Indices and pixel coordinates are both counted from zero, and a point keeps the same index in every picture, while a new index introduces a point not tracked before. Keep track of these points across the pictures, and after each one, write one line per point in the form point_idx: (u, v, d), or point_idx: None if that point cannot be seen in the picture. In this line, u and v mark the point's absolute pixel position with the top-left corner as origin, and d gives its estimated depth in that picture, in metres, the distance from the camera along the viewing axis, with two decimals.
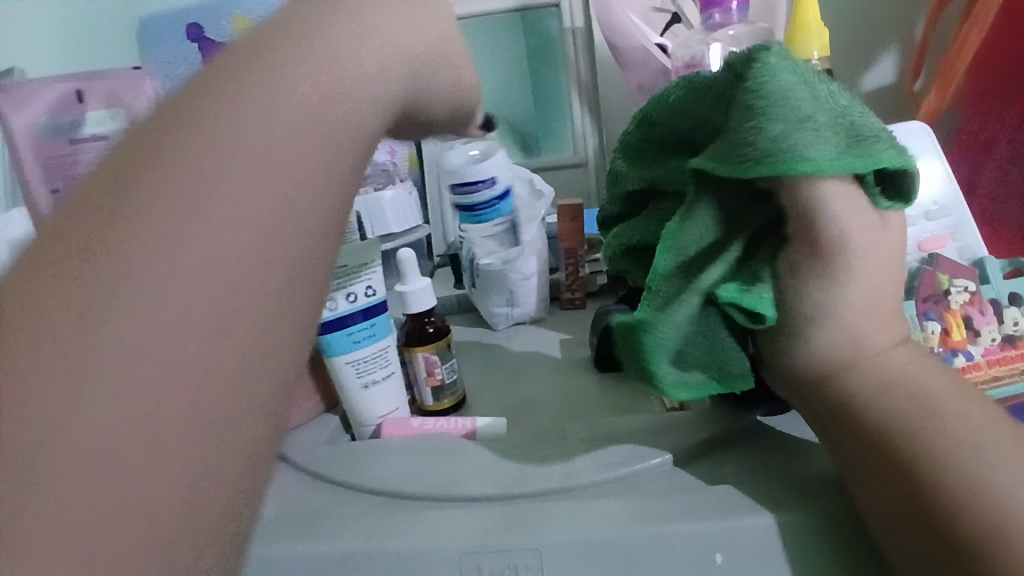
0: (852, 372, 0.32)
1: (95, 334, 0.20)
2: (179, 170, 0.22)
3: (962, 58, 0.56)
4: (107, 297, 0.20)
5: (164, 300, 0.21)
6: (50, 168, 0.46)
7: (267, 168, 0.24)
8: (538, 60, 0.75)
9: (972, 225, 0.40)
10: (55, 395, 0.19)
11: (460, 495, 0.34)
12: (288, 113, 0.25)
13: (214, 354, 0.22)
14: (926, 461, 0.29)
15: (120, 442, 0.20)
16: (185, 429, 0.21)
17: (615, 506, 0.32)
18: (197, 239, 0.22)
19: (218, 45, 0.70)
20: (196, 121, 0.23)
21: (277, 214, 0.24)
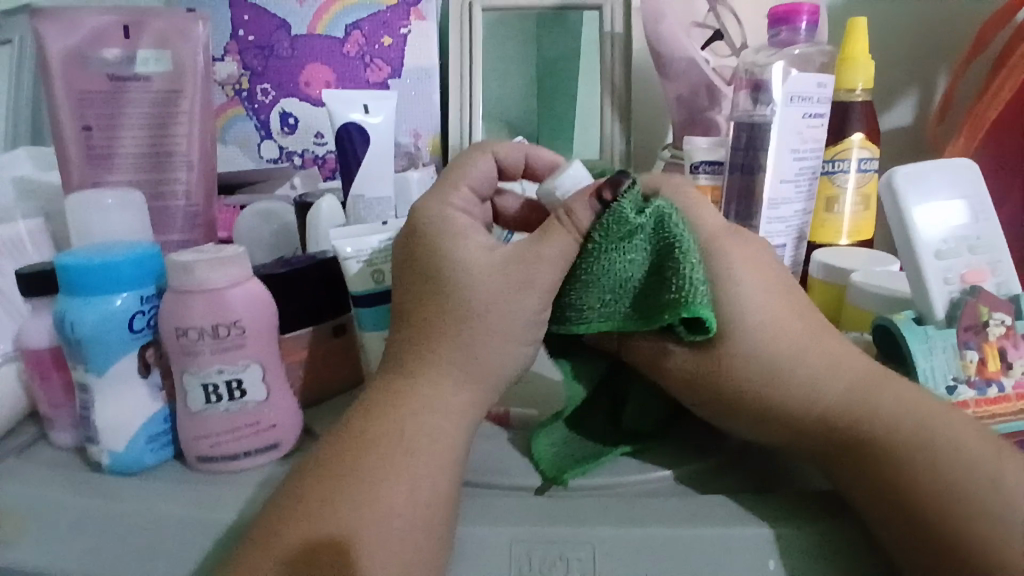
0: (866, 402, 0.31)
1: (370, 460, 0.30)
2: (423, 313, 0.33)
3: (992, 108, 0.56)
4: (377, 423, 0.31)
5: (410, 418, 0.31)
6: (87, 104, 0.46)
7: (475, 295, 0.32)
8: (579, 60, 0.74)
9: (1009, 263, 0.42)
10: (333, 482, 0.29)
11: (506, 482, 0.34)
12: (457, 228, 0.33)
13: (430, 435, 0.31)
14: (923, 484, 0.29)
15: (373, 503, 0.29)
16: (405, 478, 0.29)
17: (666, 506, 0.32)
18: (439, 370, 0.32)
19: (258, 11, 0.75)
20: (422, 249, 0.33)
21: (486, 334, 0.32)
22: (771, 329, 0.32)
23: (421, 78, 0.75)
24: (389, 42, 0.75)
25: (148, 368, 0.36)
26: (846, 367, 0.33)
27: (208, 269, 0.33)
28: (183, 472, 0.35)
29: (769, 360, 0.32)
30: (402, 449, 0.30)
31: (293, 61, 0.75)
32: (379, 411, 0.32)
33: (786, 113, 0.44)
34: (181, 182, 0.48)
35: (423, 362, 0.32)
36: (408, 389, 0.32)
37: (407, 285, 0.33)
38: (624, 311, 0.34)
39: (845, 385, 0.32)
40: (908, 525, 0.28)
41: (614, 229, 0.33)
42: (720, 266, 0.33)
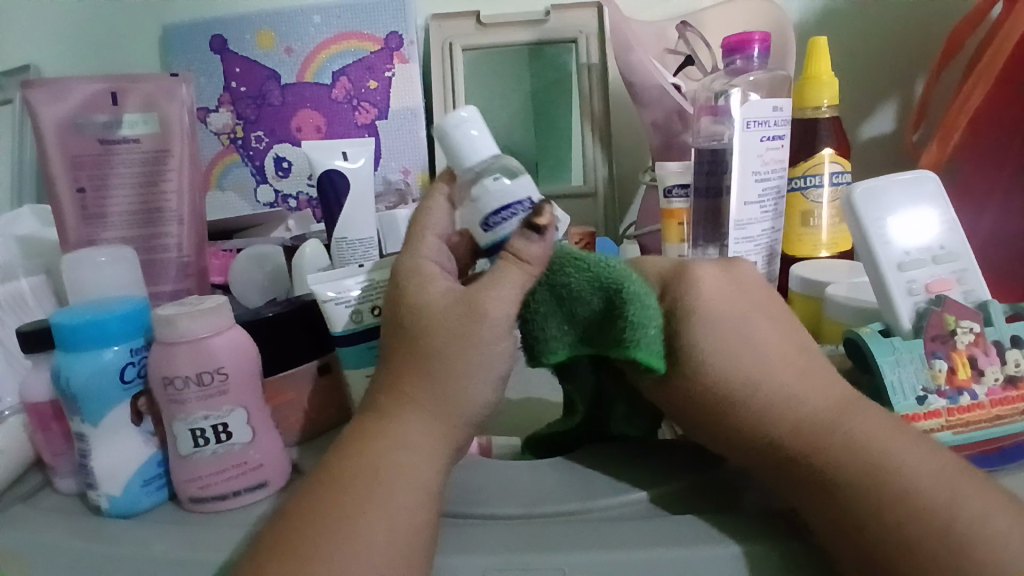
0: (811, 427, 0.32)
1: (348, 493, 0.31)
2: (397, 359, 0.35)
3: (961, 116, 0.57)
4: (351, 459, 0.33)
5: (384, 453, 0.33)
6: (83, 167, 0.48)
7: (439, 339, 0.34)
8: (557, 91, 0.76)
9: (975, 271, 0.42)
10: (314, 514, 0.30)
11: (484, 512, 0.34)
12: (413, 280, 0.36)
13: (405, 470, 0.32)
14: (866, 503, 0.29)
15: (347, 532, 0.30)
16: (380, 509, 0.31)
17: (635, 529, 0.32)
18: (413, 410, 0.34)
19: (248, 64, 0.78)
20: (391, 302, 0.36)
21: (449, 375, 0.34)
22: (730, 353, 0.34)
23: (407, 118, 0.78)
24: (374, 86, 0.78)
25: (140, 415, 0.37)
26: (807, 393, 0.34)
27: (191, 320, 0.35)
28: (175, 514, 0.37)
29: (725, 382, 0.34)
30: (380, 481, 0.31)
31: (284, 109, 0.78)
32: (356, 448, 0.33)
33: (746, 137, 0.45)
34: (172, 235, 0.50)
35: (394, 398, 0.34)
36: (382, 428, 0.34)
37: (387, 328, 0.36)
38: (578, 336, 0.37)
39: (796, 409, 0.33)
40: (844, 538, 0.30)
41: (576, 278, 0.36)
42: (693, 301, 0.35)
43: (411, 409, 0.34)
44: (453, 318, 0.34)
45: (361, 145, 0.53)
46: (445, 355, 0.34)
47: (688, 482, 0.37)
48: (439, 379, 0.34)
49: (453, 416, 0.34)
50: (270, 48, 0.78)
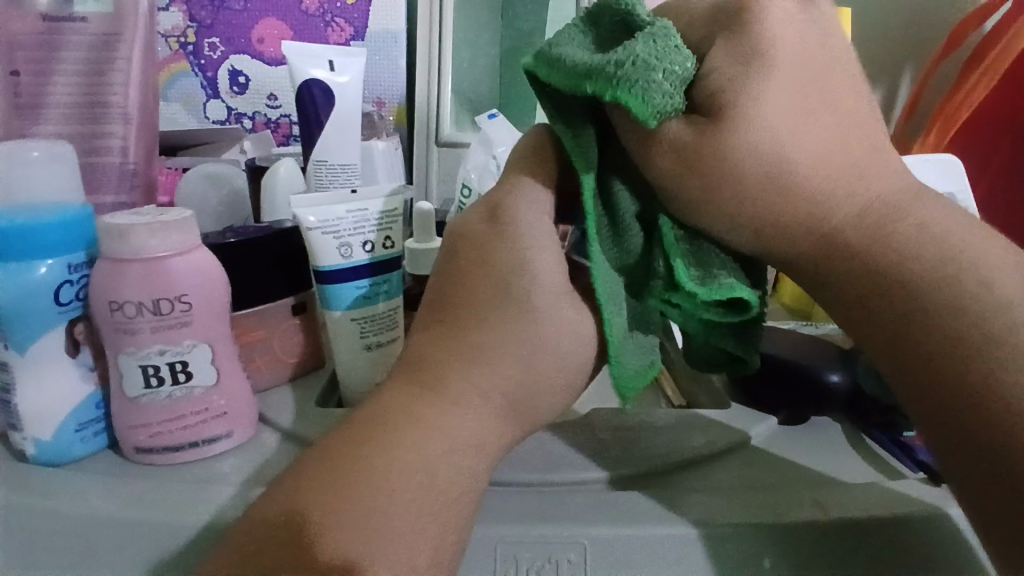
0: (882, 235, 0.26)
1: (398, 476, 0.25)
2: (476, 324, 0.28)
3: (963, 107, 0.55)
4: (402, 435, 0.26)
5: (445, 437, 0.27)
6: (16, 46, 0.40)
7: (541, 315, 0.28)
8: None
9: None
10: (354, 499, 0.25)
11: (491, 478, 0.31)
12: (519, 234, 0.29)
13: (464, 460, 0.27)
14: (939, 337, 0.25)
15: (395, 525, 0.24)
16: (433, 501, 0.25)
17: (656, 500, 0.30)
18: (489, 391, 0.28)
19: None
20: (486, 251, 0.29)
21: (539, 361, 0.28)
22: (772, 156, 0.26)
23: (387, 42, 0.71)
24: (352, 1, 0.70)
25: (77, 346, 0.31)
26: (849, 181, 0.27)
27: (148, 234, 0.29)
28: (114, 465, 0.31)
29: (784, 188, 0.26)
30: (436, 469, 0.26)
31: (246, 15, 0.69)
32: (408, 423, 0.26)
33: None
34: (117, 137, 0.42)
35: (468, 377, 0.28)
36: (445, 402, 0.27)
37: (472, 287, 0.29)
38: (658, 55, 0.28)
39: (860, 192, 0.27)
40: (924, 386, 0.26)
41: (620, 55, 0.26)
42: (737, 93, 0.25)
43: (479, 389, 0.27)
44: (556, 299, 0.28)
45: (349, 56, 0.46)
46: (543, 329, 0.28)
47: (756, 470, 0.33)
48: (534, 360, 0.28)
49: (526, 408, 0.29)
50: None
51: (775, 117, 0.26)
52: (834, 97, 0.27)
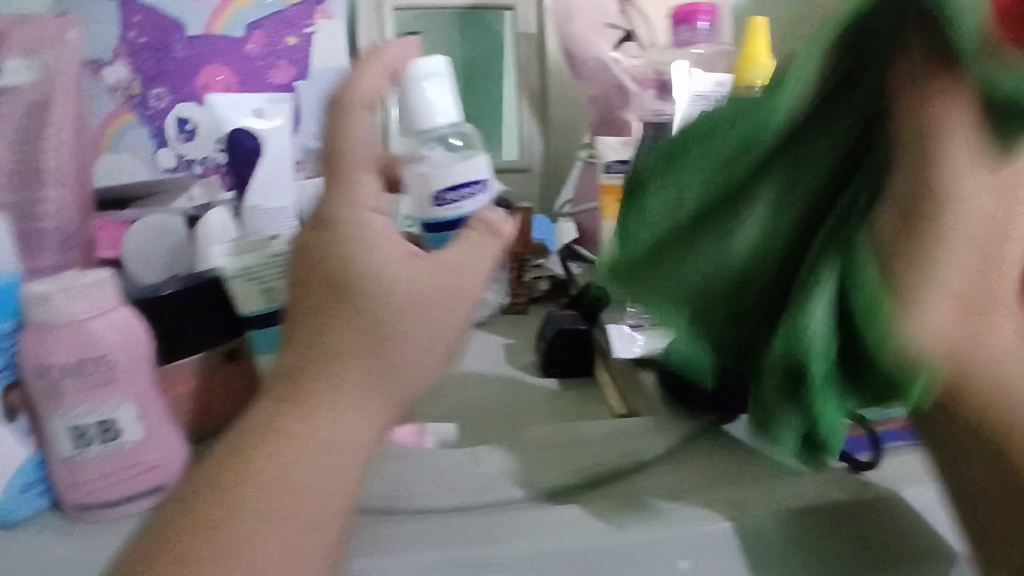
0: (978, 380, 0.25)
1: (250, 502, 0.24)
2: (333, 325, 0.27)
3: None
4: (254, 462, 0.25)
5: (305, 452, 0.25)
6: None
7: (403, 300, 0.27)
8: (491, 60, 0.74)
9: None
10: (203, 531, 0.23)
11: (417, 506, 0.33)
12: (361, 230, 0.28)
13: (325, 466, 0.25)
14: (985, 435, 0.25)
15: (245, 557, 0.23)
16: (284, 521, 0.24)
17: (574, 514, 0.32)
18: (353, 391, 0.26)
19: (149, 11, 0.70)
20: (336, 247, 0.28)
21: (401, 352, 0.27)
22: (927, 280, 0.24)
23: (331, 80, 0.73)
24: (294, 42, 0.72)
25: (13, 411, 0.32)
26: (975, 323, 0.25)
27: (66, 300, 0.31)
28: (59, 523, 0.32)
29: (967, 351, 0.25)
30: (292, 486, 0.25)
31: (190, 64, 0.70)
32: (263, 446, 0.25)
33: (692, 112, 0.44)
34: (53, 200, 0.44)
35: (330, 378, 0.26)
36: (303, 410, 0.26)
37: (323, 280, 0.27)
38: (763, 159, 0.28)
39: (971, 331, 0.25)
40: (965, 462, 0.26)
41: (703, 128, 0.29)
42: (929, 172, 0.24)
43: (343, 385, 0.26)
44: (417, 285, 0.28)
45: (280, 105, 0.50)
46: (403, 311, 0.27)
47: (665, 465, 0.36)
48: (396, 349, 0.27)
49: (398, 395, 0.27)
50: None
51: (968, 203, 0.24)
52: (980, 229, 0.24)
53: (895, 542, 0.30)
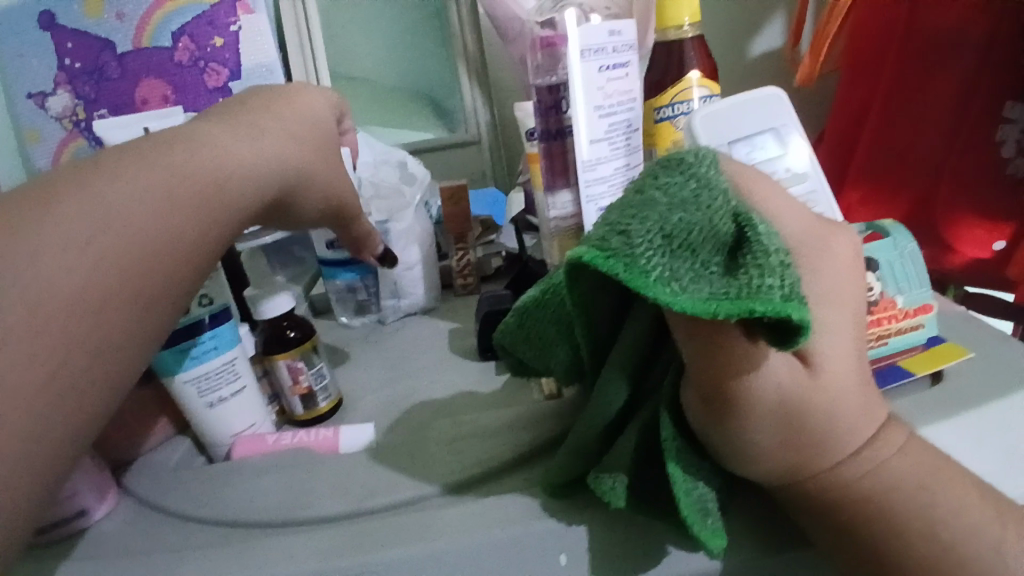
0: (817, 472, 0.28)
1: (41, 263, 0.26)
2: (167, 143, 0.31)
3: (834, 22, 0.57)
4: (64, 220, 0.27)
5: (130, 226, 0.28)
6: None
7: (232, 149, 0.33)
8: (428, 35, 0.73)
9: (825, 193, 0.40)
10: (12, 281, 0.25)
11: (308, 516, 0.33)
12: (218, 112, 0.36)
13: (156, 245, 0.29)
14: (838, 508, 0.28)
15: (67, 313, 0.26)
16: (104, 288, 0.27)
17: (462, 513, 0.32)
18: (179, 179, 0.30)
19: (80, 36, 0.68)
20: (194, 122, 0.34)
21: (230, 168, 0.32)
22: (752, 460, 0.28)
23: (263, 76, 0.71)
24: (221, 43, 0.70)
25: None
26: (806, 467, 0.28)
27: None
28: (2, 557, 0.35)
29: (813, 437, 0.27)
30: (102, 258, 0.27)
31: (125, 81, 0.69)
32: (81, 184, 0.28)
33: (584, 67, 0.40)
34: None
35: (149, 159, 0.30)
36: (119, 179, 0.29)
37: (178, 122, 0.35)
38: (693, 255, 0.25)
39: (811, 424, 0.27)
40: (838, 539, 0.28)
41: (622, 210, 0.27)
42: (740, 384, 0.26)
43: (161, 175, 0.30)
44: (260, 148, 0.34)
45: (164, 119, 0.58)
46: (233, 152, 0.33)
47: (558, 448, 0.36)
48: (226, 169, 0.32)
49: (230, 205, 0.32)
50: (99, 14, 0.68)
51: (769, 425, 0.27)
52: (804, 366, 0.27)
53: (776, 523, 0.31)
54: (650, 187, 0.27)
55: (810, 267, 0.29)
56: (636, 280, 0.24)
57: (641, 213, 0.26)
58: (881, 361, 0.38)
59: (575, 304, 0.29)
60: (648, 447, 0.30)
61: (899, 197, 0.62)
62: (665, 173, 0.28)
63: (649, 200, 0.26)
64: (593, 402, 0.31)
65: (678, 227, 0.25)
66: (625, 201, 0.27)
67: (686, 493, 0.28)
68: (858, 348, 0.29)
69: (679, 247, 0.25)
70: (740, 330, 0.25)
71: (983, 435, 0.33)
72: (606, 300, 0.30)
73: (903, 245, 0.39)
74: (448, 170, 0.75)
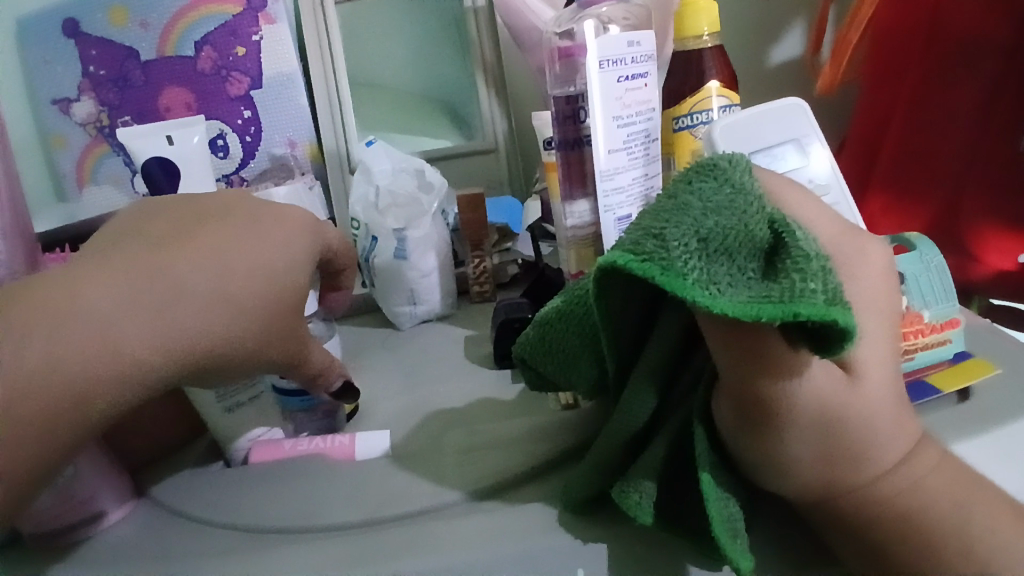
0: (850, 488, 0.27)
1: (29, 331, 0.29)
2: (180, 236, 0.35)
3: (856, 30, 0.57)
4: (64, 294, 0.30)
5: (115, 310, 0.30)
6: None
7: (228, 255, 0.34)
8: (446, 43, 0.74)
9: (848, 204, 0.39)
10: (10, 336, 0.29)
11: (322, 525, 0.34)
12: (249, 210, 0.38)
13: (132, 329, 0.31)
14: (872, 526, 0.28)
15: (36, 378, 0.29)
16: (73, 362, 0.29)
17: (475, 524, 0.32)
18: (169, 272, 0.32)
19: (105, 44, 0.70)
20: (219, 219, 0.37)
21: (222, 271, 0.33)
22: (787, 474, 0.27)
23: (283, 84, 0.72)
24: (242, 52, 0.71)
25: None
26: (840, 484, 0.27)
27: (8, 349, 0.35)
28: (23, 560, 0.35)
29: (850, 451, 0.27)
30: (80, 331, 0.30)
31: (148, 89, 0.70)
32: (92, 265, 0.32)
33: (602, 78, 0.40)
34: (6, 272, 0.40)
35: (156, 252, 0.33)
36: (122, 264, 0.32)
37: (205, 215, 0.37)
38: (731, 259, 0.25)
39: (847, 439, 0.27)
40: (869, 557, 0.28)
41: (656, 214, 0.26)
42: (778, 395, 0.25)
43: (157, 271, 0.32)
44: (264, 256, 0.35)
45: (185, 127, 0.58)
46: (233, 258, 0.34)
47: (574, 459, 0.36)
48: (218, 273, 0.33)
49: (213, 304, 0.33)
50: (125, 24, 0.70)
51: (806, 439, 0.26)
52: (843, 379, 0.27)
53: (803, 542, 0.31)
54: (683, 191, 0.27)
55: (843, 274, 0.29)
56: (674, 283, 0.24)
57: (677, 216, 0.26)
58: (909, 375, 0.37)
59: (603, 307, 0.29)
60: (674, 458, 0.30)
61: (924, 208, 0.61)
62: (697, 178, 0.27)
63: (683, 204, 0.26)
64: (619, 411, 0.31)
65: (714, 230, 0.25)
66: (657, 206, 0.27)
67: (717, 511, 0.27)
68: (895, 363, 0.29)
69: (716, 251, 0.25)
70: (781, 333, 0.25)
71: (1013, 452, 0.33)
72: (637, 306, 0.30)
73: (929, 257, 0.39)
74: (465, 178, 0.76)
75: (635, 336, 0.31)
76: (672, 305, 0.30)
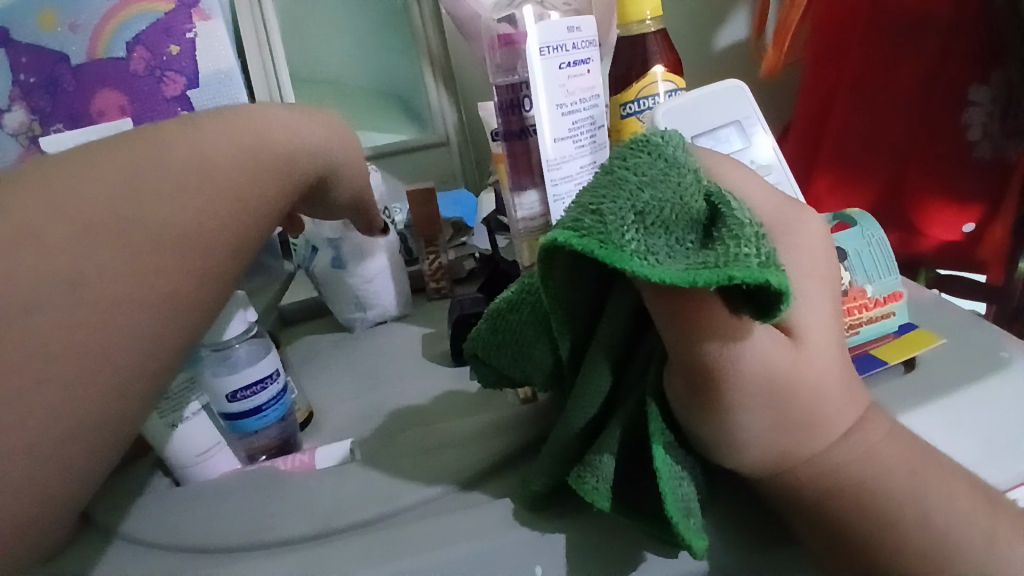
0: (802, 458, 0.28)
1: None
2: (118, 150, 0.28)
3: (794, 13, 0.58)
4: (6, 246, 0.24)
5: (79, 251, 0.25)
6: None
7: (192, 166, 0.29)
8: (390, 35, 0.72)
9: (792, 184, 0.40)
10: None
11: (276, 539, 0.32)
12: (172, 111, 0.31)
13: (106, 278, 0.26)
14: (827, 493, 0.28)
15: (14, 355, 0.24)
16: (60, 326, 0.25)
17: (435, 527, 0.31)
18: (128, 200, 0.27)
19: (35, 50, 0.65)
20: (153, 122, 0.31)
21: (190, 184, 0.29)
22: (742, 448, 0.27)
23: (222, 81, 0.68)
24: (178, 50, 0.67)
25: None
26: (792, 455, 0.28)
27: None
28: None
29: (801, 420, 0.27)
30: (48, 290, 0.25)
31: (80, 93, 0.65)
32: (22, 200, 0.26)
33: (544, 64, 0.40)
34: None
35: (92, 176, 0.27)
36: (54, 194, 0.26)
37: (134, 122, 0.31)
38: (668, 231, 0.24)
39: (798, 409, 0.27)
40: (826, 527, 0.28)
41: (594, 194, 0.26)
42: (726, 368, 0.25)
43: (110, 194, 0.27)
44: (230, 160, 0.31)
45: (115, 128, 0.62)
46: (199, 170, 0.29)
47: (532, 452, 0.36)
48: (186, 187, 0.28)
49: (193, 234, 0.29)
50: (53, 27, 0.66)
51: (757, 410, 0.26)
52: (791, 350, 0.27)
53: (761, 519, 0.31)
54: (622, 169, 0.27)
55: (786, 246, 0.29)
56: (612, 255, 0.24)
57: (613, 194, 0.25)
58: (855, 350, 0.37)
59: (551, 290, 0.29)
60: (631, 438, 0.30)
61: (870, 181, 0.62)
62: (636, 155, 0.27)
63: (619, 179, 0.26)
64: (574, 396, 0.31)
65: (649, 203, 0.25)
66: (595, 184, 0.27)
67: (672, 491, 0.27)
68: (840, 333, 0.29)
69: (654, 223, 0.25)
70: (720, 300, 0.24)
71: (958, 419, 0.33)
72: (586, 287, 0.30)
73: (870, 233, 0.39)
74: (417, 172, 0.74)
75: (588, 319, 0.31)
76: (622, 285, 0.29)
